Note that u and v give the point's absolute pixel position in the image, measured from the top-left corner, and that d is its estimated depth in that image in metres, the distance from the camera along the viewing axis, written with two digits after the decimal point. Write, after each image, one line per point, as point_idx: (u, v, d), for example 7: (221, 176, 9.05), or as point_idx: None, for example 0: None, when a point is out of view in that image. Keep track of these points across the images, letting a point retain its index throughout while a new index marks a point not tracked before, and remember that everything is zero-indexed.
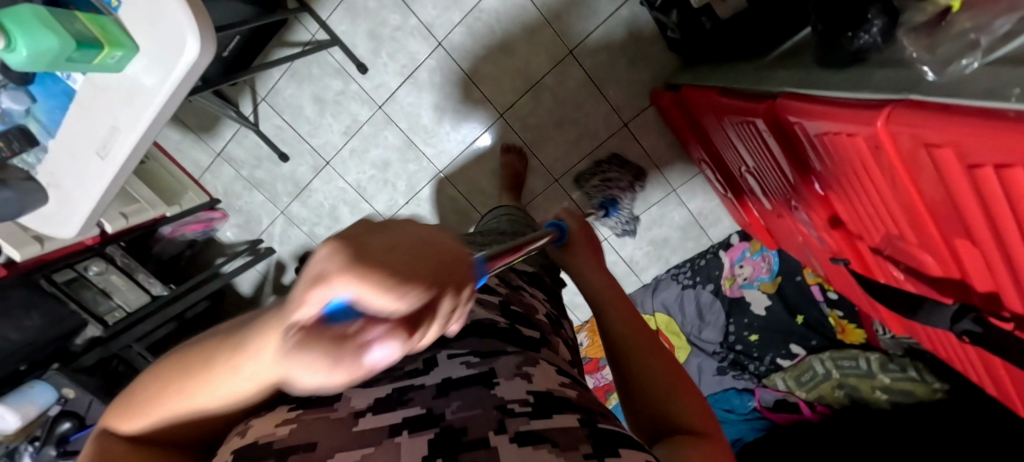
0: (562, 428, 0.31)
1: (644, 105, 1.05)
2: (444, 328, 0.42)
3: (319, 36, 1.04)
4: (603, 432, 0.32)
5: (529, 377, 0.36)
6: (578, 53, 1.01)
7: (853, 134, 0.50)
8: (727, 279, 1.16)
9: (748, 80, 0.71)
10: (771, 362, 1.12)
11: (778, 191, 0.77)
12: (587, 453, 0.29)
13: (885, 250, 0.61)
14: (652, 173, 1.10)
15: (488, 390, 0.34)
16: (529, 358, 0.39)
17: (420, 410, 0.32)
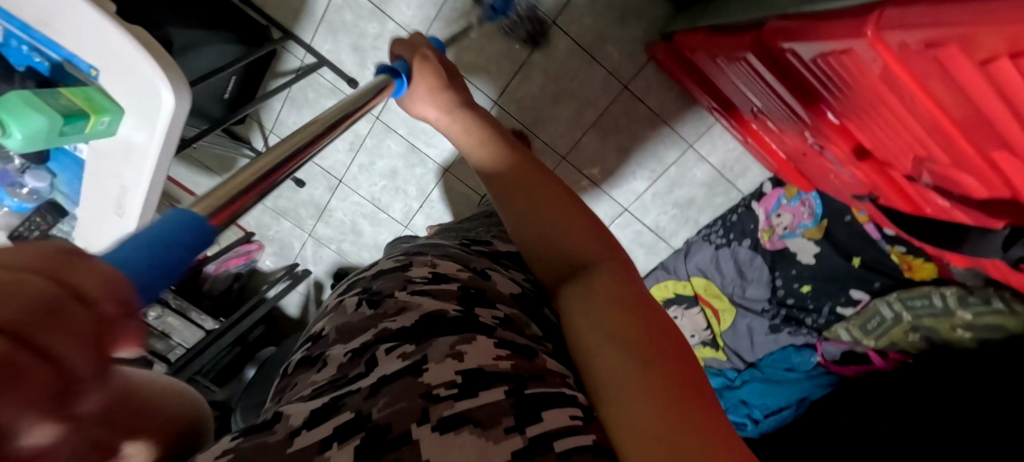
0: (486, 405, 0.29)
1: (642, 62, 0.98)
2: (386, 338, 0.35)
3: (307, 60, 1.06)
4: (531, 398, 0.30)
5: (461, 356, 0.32)
6: (561, 22, 0.95)
7: (847, 50, 0.43)
8: (766, 232, 1.07)
9: (735, 12, 0.63)
10: (830, 313, 1.02)
11: (794, 129, 0.68)
12: (508, 426, 0.28)
13: (925, 178, 0.51)
14: (663, 132, 1.03)
15: (417, 379, 0.31)
16: (465, 335, 0.35)
17: (349, 415, 0.29)
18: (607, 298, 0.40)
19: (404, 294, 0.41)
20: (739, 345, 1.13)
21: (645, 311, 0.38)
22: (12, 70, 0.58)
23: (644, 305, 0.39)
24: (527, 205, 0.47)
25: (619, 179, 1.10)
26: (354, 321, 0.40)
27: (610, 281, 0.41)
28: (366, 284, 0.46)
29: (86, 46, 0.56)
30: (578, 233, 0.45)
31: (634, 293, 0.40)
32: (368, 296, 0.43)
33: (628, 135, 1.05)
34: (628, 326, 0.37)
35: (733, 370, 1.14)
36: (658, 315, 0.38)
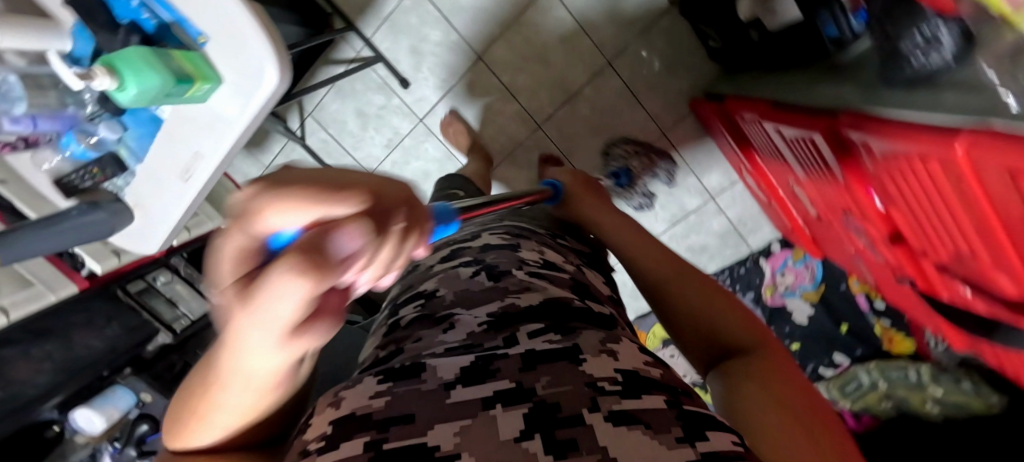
0: (652, 410, 0.32)
1: (684, 114, 1.04)
2: (515, 311, 0.44)
3: (363, 53, 1.07)
4: (691, 414, 0.33)
5: (613, 354, 0.39)
6: (616, 63, 1.02)
7: (925, 156, 0.45)
8: (768, 288, 1.14)
9: (796, 94, 0.67)
10: (813, 371, 1.09)
11: (832, 204, 0.72)
12: (678, 436, 0.30)
13: (967, 284, 0.54)
14: (691, 181, 1.10)
15: (575, 365, 0.36)
16: (609, 336, 0.42)
17: (510, 384, 0.34)
18: (766, 381, 0.39)
19: (523, 273, 0.52)
20: None
21: (810, 407, 0.37)
22: (116, 23, 0.58)
23: (808, 398, 0.38)
24: (680, 293, 0.51)
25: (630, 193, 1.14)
26: (481, 290, 0.50)
27: (768, 368, 0.41)
28: (477, 254, 0.59)
29: (201, 12, 0.57)
30: (729, 311, 0.48)
31: (799, 387, 0.39)
32: (487, 268, 0.54)
33: (658, 178, 1.11)
34: (791, 413, 0.36)
35: None
36: (823, 413, 0.37)
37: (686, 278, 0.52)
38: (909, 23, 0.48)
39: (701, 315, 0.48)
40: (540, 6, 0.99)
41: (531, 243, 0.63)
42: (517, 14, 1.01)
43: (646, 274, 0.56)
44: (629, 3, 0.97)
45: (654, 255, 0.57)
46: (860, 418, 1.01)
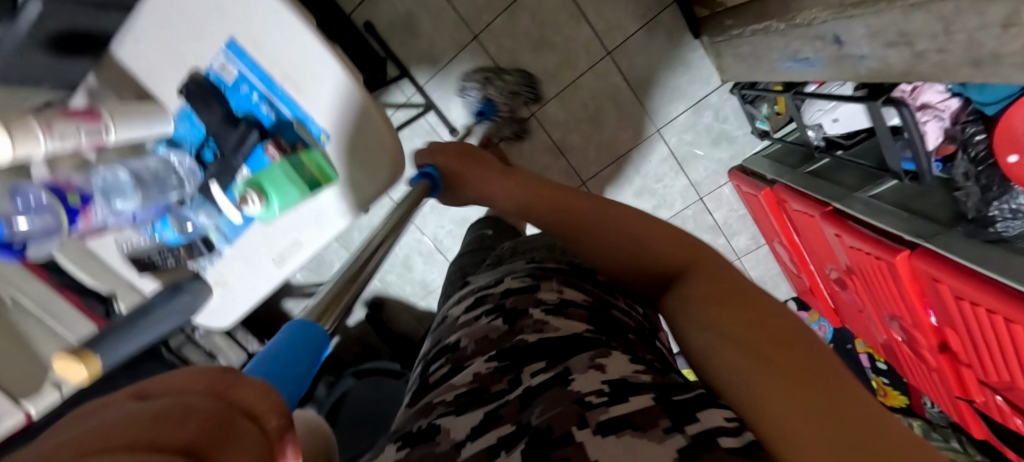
0: (639, 409, 0.31)
1: (721, 182, 1.11)
2: (526, 348, 0.42)
3: (413, 99, 1.06)
4: (677, 404, 0.32)
5: (602, 367, 0.37)
6: (665, 131, 1.06)
7: (1012, 319, 0.51)
8: None
9: (867, 212, 0.73)
10: None
11: (877, 304, 0.79)
12: (667, 427, 0.29)
13: (998, 392, 0.63)
14: (721, 243, 1.17)
15: (565, 388, 0.35)
16: (600, 350, 0.40)
17: (511, 427, 0.34)
18: (708, 306, 0.38)
19: (539, 313, 0.47)
20: None
21: (758, 310, 0.36)
22: (235, 116, 0.56)
23: (751, 297, 0.37)
24: (607, 238, 0.51)
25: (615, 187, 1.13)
26: (489, 327, 0.47)
27: (706, 284, 0.40)
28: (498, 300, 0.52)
29: (329, 114, 0.56)
30: (656, 239, 0.47)
31: (737, 288, 0.38)
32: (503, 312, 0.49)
33: (690, 237, 1.17)
34: (746, 336, 0.34)
35: None
36: (771, 306, 0.36)
37: (607, 216, 0.52)
38: (996, 192, 0.56)
39: (636, 250, 0.49)
40: (598, 71, 1.02)
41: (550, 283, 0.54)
42: (576, 77, 1.03)
43: (568, 227, 0.54)
44: (683, 79, 1.02)
45: (574, 196, 0.56)
46: None
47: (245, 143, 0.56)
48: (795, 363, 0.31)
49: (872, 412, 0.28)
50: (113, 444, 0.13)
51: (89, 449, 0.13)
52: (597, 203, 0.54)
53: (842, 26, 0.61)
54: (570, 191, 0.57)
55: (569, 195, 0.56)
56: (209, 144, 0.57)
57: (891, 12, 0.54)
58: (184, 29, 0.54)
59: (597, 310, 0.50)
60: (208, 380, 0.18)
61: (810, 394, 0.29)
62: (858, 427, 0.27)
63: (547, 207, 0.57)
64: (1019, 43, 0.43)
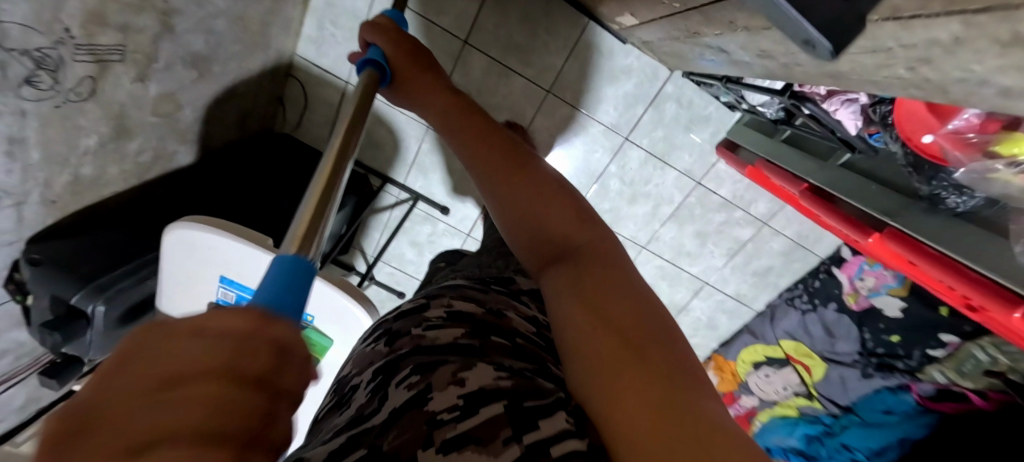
0: (488, 422, 0.35)
1: (713, 161, 1.07)
2: (397, 359, 0.45)
3: (401, 195, 1.20)
4: (527, 410, 0.36)
5: (462, 382, 0.39)
6: (633, 136, 1.06)
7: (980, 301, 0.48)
8: (850, 295, 1.16)
9: (847, 179, 0.67)
10: (922, 356, 1.06)
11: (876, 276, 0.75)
12: (505, 438, 0.34)
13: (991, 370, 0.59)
14: (740, 215, 1.13)
15: (422, 409, 0.37)
16: (466, 362, 0.42)
17: (361, 451, 0.34)
18: (588, 298, 0.43)
19: (419, 330, 0.49)
20: (833, 392, 1.20)
21: (633, 304, 0.42)
22: None
23: (628, 293, 0.43)
24: (519, 204, 0.50)
25: (591, 98, 1.03)
26: (368, 355, 0.51)
27: (599, 271, 0.45)
28: (391, 322, 0.55)
29: (304, 301, 0.71)
30: (563, 210, 0.49)
31: (615, 283, 0.44)
32: (391, 333, 0.52)
33: (704, 223, 1.15)
34: (620, 340, 0.39)
35: (830, 416, 1.20)
36: (643, 302, 0.42)
37: (520, 177, 0.50)
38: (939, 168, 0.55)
39: (543, 227, 0.49)
40: (545, 110, 1.05)
41: (444, 297, 0.57)
42: (529, 122, 1.07)
43: (485, 167, 0.52)
44: (630, 84, 1.00)
45: (500, 143, 0.53)
46: (986, 395, 0.94)
47: None
48: (654, 354, 0.38)
49: (695, 397, 0.36)
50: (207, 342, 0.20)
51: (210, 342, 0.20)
52: (518, 155, 0.52)
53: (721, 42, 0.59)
54: (486, 126, 0.53)
55: (497, 142, 0.53)
56: None
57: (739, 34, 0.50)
58: (192, 278, 0.70)
59: (490, 319, 0.52)
60: (251, 315, 0.23)
61: (669, 400, 0.35)
62: (696, 432, 0.33)
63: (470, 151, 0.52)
64: (851, 66, 0.41)
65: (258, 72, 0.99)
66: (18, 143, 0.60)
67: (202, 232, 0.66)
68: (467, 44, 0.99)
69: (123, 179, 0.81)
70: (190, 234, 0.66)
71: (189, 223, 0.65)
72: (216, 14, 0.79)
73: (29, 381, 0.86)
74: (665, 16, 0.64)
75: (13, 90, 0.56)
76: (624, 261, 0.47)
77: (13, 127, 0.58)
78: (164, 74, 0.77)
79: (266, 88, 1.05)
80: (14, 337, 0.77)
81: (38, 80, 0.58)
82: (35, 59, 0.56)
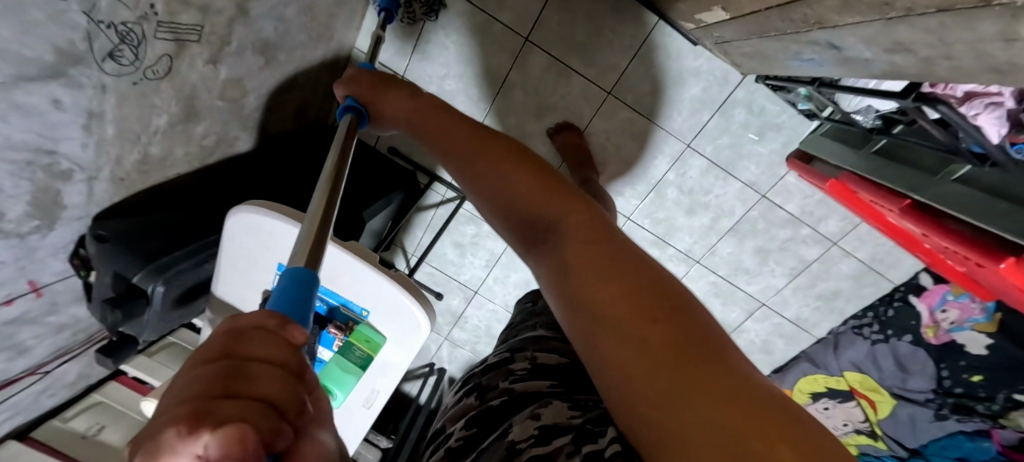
0: (554, 449, 0.38)
1: (782, 173, 1.02)
2: (486, 412, 0.49)
3: (448, 194, 1.19)
4: (590, 432, 0.40)
5: (537, 415, 0.43)
6: (696, 144, 1.02)
7: None
8: (929, 328, 1.05)
9: (960, 205, 0.61)
10: (1007, 400, 0.97)
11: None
12: (568, 451, 0.38)
13: None
14: (807, 232, 1.07)
15: (505, 441, 0.42)
16: (541, 403, 0.46)
17: None
18: (579, 275, 0.36)
19: (505, 382, 0.52)
20: (900, 432, 1.13)
21: (632, 275, 0.35)
22: None
23: (622, 263, 0.36)
24: (491, 176, 0.43)
25: (656, 102, 1.00)
26: (457, 407, 0.54)
27: (582, 245, 0.38)
28: (478, 375, 0.58)
29: (362, 295, 0.68)
30: (529, 177, 0.42)
31: (608, 255, 0.37)
32: (479, 386, 0.55)
33: (767, 238, 1.10)
34: (626, 322, 0.32)
35: (893, 457, 1.15)
36: (635, 266, 0.36)
37: (488, 152, 0.44)
38: None
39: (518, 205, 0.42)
40: (604, 112, 1.03)
41: (524, 352, 0.58)
42: (587, 124, 1.05)
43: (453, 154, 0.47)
44: (697, 88, 0.97)
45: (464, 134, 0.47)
46: None
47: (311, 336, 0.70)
48: (668, 331, 0.32)
49: (731, 371, 0.30)
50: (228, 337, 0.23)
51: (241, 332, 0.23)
52: (480, 139, 0.46)
53: (831, 35, 0.54)
54: (456, 121, 0.49)
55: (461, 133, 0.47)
56: None
57: (872, 24, 0.47)
58: (250, 264, 0.69)
59: (570, 371, 0.54)
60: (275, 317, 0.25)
61: (696, 379, 0.29)
62: (745, 410, 0.27)
63: (441, 144, 0.48)
64: None
65: (319, 62, 0.99)
66: (96, 118, 0.61)
67: (262, 216, 0.65)
68: (528, 41, 0.98)
69: (188, 161, 0.81)
70: (250, 219, 0.65)
71: (249, 208, 0.64)
72: (287, 2, 0.80)
73: (84, 357, 0.87)
74: (766, 9, 0.61)
75: (97, 63, 0.56)
76: (602, 224, 0.40)
77: (93, 100, 0.59)
78: (234, 58, 0.77)
79: (325, 80, 1.06)
80: (73, 313, 0.78)
81: (120, 54, 0.59)
82: (120, 33, 0.57)
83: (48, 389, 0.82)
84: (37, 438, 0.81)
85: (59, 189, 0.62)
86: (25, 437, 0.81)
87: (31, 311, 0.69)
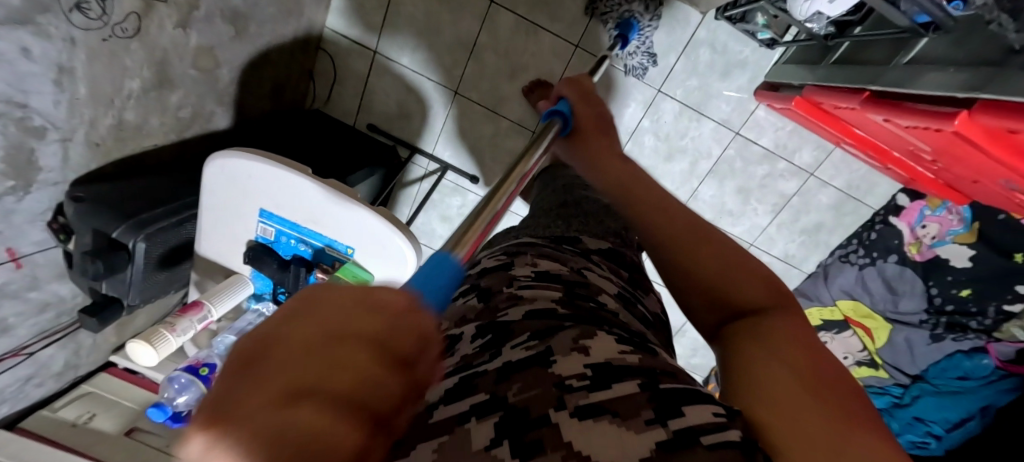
0: (623, 396, 0.29)
1: (752, 108, 1.05)
2: (504, 319, 0.38)
3: (430, 166, 1.22)
4: (665, 391, 0.30)
5: (585, 350, 0.33)
6: (666, 88, 1.05)
7: None
8: (912, 245, 1.07)
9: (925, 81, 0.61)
10: (997, 312, 1.00)
11: (980, 170, 0.66)
12: (648, 418, 0.28)
13: None
14: (784, 166, 1.09)
15: (544, 369, 0.32)
16: (585, 331, 0.36)
17: (485, 396, 0.30)
18: (773, 349, 0.33)
19: (513, 288, 0.43)
20: (899, 359, 1.13)
21: (833, 379, 0.31)
22: (285, 260, 0.71)
23: (826, 366, 0.32)
24: (691, 252, 0.42)
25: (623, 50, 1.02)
26: (452, 305, 0.45)
27: (787, 337, 0.34)
28: (475, 279, 0.48)
29: (348, 232, 0.68)
30: (744, 271, 0.40)
31: (812, 355, 0.33)
32: (479, 286, 0.45)
33: (746, 177, 1.12)
34: (804, 400, 0.29)
35: (898, 386, 1.14)
36: (836, 374, 0.32)
37: (701, 238, 0.42)
38: None
39: (707, 272, 0.41)
40: (574, 66, 1.05)
41: (525, 257, 0.51)
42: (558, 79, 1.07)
43: (647, 216, 0.46)
44: (661, 31, 0.99)
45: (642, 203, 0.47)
46: None
47: (300, 279, 0.71)
48: (843, 425, 0.28)
49: None
50: (344, 334, 0.15)
51: (379, 330, 0.16)
52: (694, 220, 0.44)
53: None
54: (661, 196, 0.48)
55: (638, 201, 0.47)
56: (278, 289, 0.73)
57: None
58: (228, 212, 0.69)
59: (574, 282, 0.45)
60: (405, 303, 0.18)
61: None
62: None
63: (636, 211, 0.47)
64: None
65: (290, 40, 1.01)
66: (67, 74, 0.61)
67: (226, 158, 0.65)
68: (493, 3, 1.01)
69: (164, 133, 0.82)
70: (217, 162, 0.65)
71: (221, 151, 0.64)
72: None
73: (70, 344, 0.85)
74: None
75: (64, 13, 0.57)
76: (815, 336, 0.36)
77: (63, 54, 0.59)
78: (203, 25, 0.78)
79: (299, 61, 1.08)
80: (56, 290, 0.77)
81: (87, 7, 0.59)
82: None
83: (35, 376, 0.81)
84: (27, 428, 0.80)
85: (34, 147, 0.62)
86: (14, 427, 0.80)
87: (12, 283, 0.68)
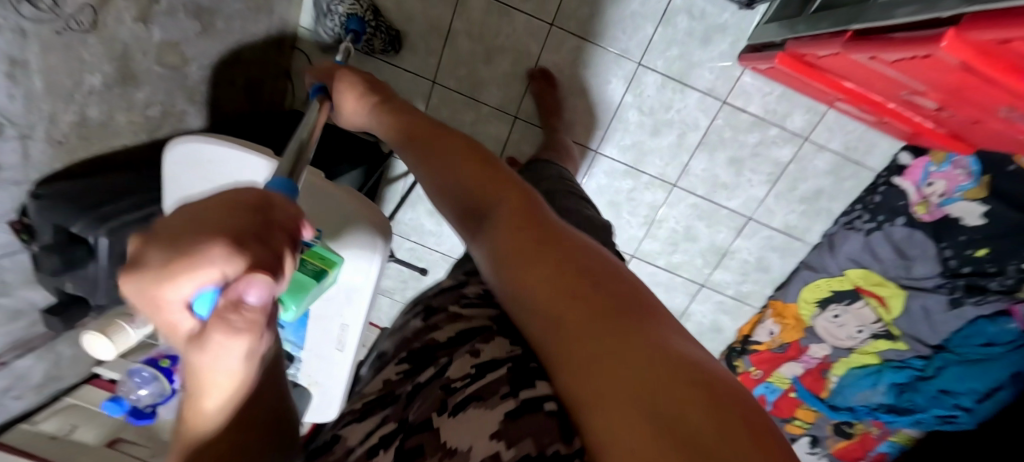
0: (490, 381, 0.31)
1: (737, 74, 1.02)
2: (434, 345, 0.39)
3: None
4: (528, 367, 0.32)
5: (477, 351, 0.35)
6: (646, 60, 1.02)
7: None
8: (919, 205, 1.02)
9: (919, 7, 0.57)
10: (1020, 272, 0.90)
11: (977, 101, 0.62)
12: (504, 392, 0.30)
13: None
14: (776, 132, 1.06)
15: (440, 380, 0.34)
16: (486, 335, 0.37)
17: (393, 425, 0.32)
18: (517, 253, 0.34)
19: (456, 307, 0.44)
20: (918, 329, 1.06)
21: (568, 252, 0.33)
22: None
23: (558, 238, 0.34)
24: (438, 178, 0.41)
25: (600, 24, 1.00)
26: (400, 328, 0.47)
27: (530, 226, 0.35)
28: (429, 298, 0.50)
29: (315, 212, 0.66)
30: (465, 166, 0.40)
31: (549, 237, 0.34)
32: (428, 309, 0.47)
33: (737, 147, 1.08)
34: (562, 304, 0.30)
35: (920, 358, 1.07)
36: (571, 246, 0.33)
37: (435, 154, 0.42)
38: None
39: (452, 190, 0.40)
40: (551, 45, 1.03)
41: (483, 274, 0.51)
42: (536, 61, 1.05)
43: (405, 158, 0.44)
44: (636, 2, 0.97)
45: (418, 127, 0.46)
46: None
47: None
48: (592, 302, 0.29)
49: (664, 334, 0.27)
50: None
51: None
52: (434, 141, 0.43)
53: None
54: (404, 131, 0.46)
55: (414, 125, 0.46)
56: None
57: None
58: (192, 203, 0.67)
59: None
60: None
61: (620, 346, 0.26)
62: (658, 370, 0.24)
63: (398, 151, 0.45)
64: None
65: (262, 38, 1.01)
66: (20, 67, 0.57)
67: (177, 144, 0.63)
68: None
69: (133, 131, 0.81)
70: (176, 149, 0.63)
71: (178, 137, 0.63)
72: None
73: (50, 354, 0.83)
74: None
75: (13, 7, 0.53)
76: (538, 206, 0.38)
77: (12, 46, 0.55)
78: (166, 19, 0.77)
79: (272, 59, 1.07)
80: (27, 296, 0.73)
81: None
82: None
83: (12, 389, 0.78)
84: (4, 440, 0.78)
85: None
86: None
87: None
